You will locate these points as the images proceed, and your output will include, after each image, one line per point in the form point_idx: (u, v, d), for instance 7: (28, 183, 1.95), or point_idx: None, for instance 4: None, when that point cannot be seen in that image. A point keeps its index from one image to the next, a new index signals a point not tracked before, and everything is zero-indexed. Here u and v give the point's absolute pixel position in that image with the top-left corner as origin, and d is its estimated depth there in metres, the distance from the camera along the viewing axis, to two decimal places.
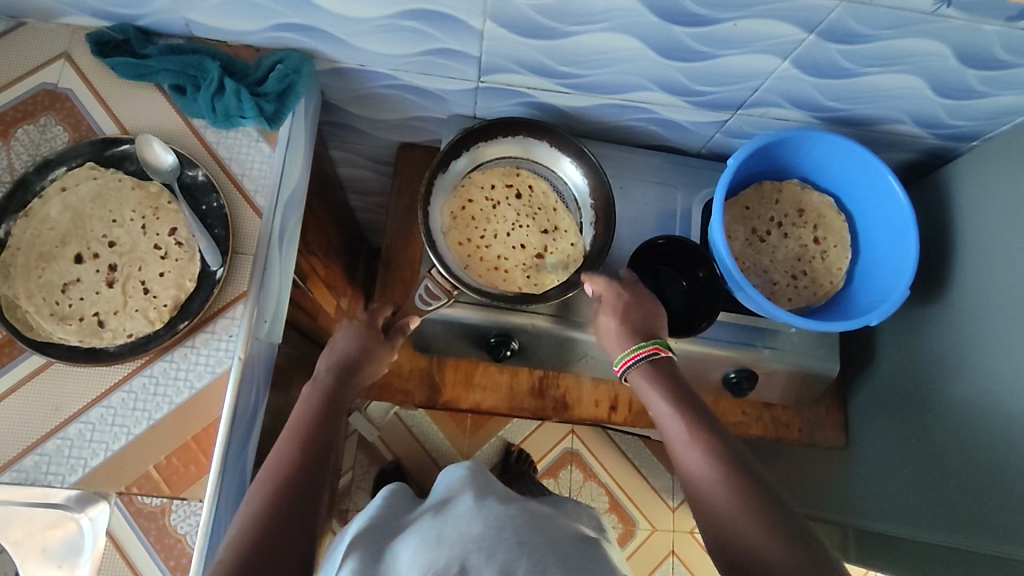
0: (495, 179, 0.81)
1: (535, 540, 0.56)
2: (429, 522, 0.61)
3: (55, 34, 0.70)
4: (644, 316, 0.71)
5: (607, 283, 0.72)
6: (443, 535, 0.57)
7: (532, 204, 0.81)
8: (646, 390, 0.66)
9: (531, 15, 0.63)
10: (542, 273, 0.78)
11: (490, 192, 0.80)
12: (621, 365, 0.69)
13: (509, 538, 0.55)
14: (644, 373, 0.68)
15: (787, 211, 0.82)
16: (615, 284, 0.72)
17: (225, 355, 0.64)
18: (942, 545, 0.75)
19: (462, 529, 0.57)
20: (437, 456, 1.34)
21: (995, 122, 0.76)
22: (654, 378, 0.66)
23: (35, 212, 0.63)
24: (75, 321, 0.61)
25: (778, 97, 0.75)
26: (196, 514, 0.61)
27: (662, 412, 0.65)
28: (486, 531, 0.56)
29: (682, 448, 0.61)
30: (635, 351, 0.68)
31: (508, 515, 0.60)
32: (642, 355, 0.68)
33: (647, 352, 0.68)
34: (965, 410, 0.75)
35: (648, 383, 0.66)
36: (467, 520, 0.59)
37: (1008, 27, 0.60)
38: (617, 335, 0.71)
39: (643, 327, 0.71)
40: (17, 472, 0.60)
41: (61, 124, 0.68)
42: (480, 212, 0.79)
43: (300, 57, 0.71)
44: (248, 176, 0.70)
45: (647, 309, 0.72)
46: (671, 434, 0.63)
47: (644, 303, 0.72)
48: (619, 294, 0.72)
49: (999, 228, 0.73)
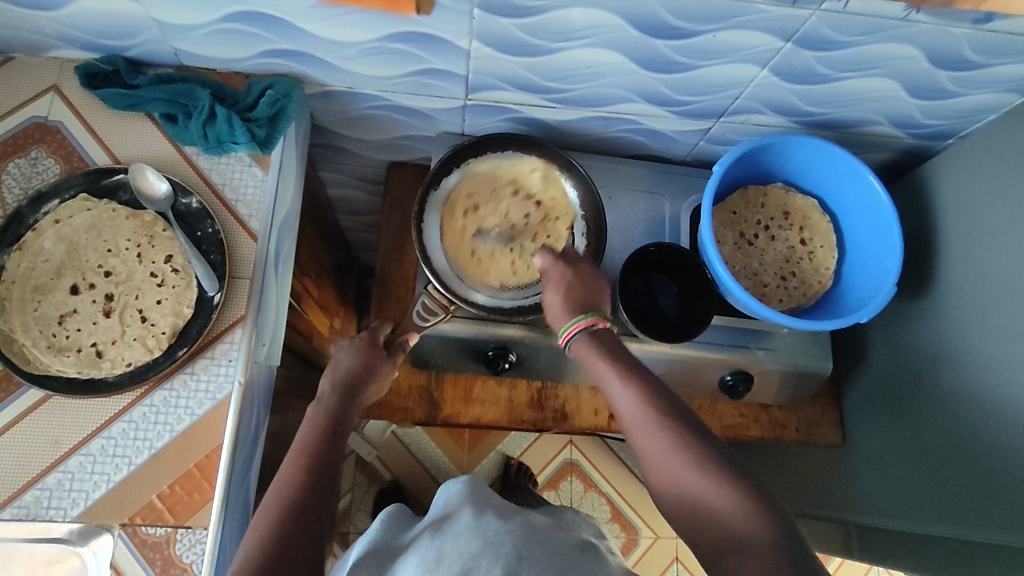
0: (449, 236, 0.79)
1: (536, 555, 0.56)
2: (429, 542, 0.60)
3: (44, 68, 0.70)
4: (588, 292, 0.69)
5: (551, 263, 0.71)
6: (442, 554, 0.57)
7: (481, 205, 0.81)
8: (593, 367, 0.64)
9: (516, 33, 0.64)
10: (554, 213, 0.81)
11: (463, 242, 0.79)
12: (564, 337, 0.67)
13: (508, 553, 0.55)
14: (591, 348, 0.65)
15: (774, 215, 0.84)
16: (558, 266, 0.71)
17: (226, 380, 0.64)
18: (941, 537, 0.76)
19: (462, 546, 0.57)
20: (436, 473, 1.33)
21: (968, 120, 0.79)
22: (597, 351, 0.64)
23: (29, 245, 0.63)
24: (73, 352, 0.61)
25: (759, 103, 0.77)
26: (201, 542, 0.61)
27: (630, 407, 0.60)
28: (485, 548, 0.56)
29: (654, 438, 0.58)
30: (572, 325, 0.66)
31: (507, 529, 0.59)
32: (578, 329, 0.66)
33: (588, 323, 0.66)
34: (956, 403, 0.76)
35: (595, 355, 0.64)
36: (466, 537, 0.59)
37: (976, 29, 0.62)
38: (558, 308, 0.69)
39: (583, 303, 0.68)
40: (18, 509, 0.59)
41: (52, 157, 0.68)
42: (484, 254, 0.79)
43: (289, 81, 0.72)
44: (242, 201, 0.70)
45: (589, 287, 0.70)
46: (633, 427, 0.60)
47: (591, 279, 0.71)
48: (563, 272, 0.70)
49: (978, 224, 0.75)
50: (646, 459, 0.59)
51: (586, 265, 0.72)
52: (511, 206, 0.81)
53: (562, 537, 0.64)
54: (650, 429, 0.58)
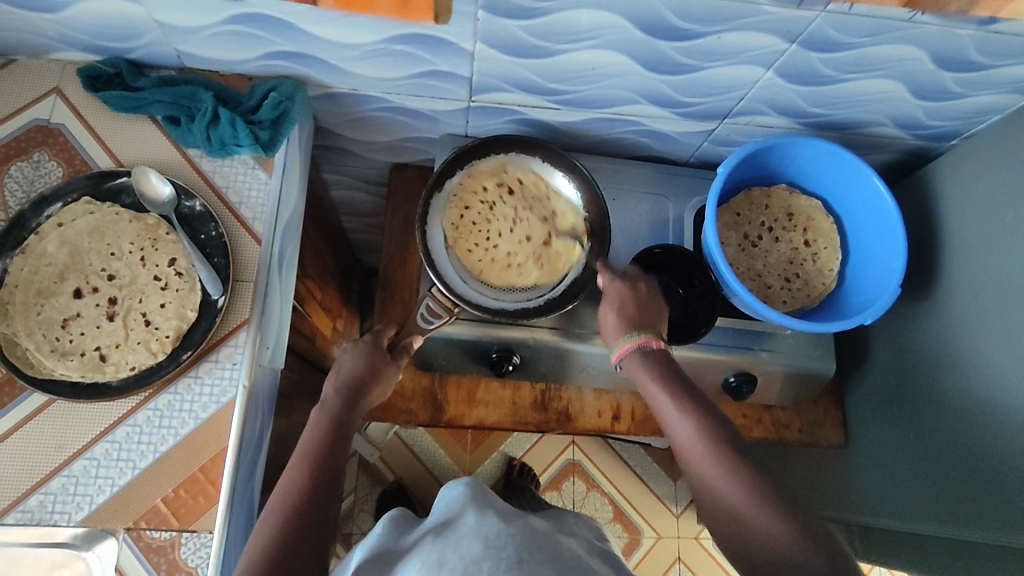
0: (484, 180, 0.81)
1: (537, 557, 0.56)
2: (431, 546, 0.60)
3: (46, 70, 0.70)
4: (643, 313, 0.70)
5: (609, 280, 0.72)
6: (445, 558, 0.57)
7: (525, 197, 0.81)
8: (648, 386, 0.65)
9: (521, 35, 0.64)
10: (554, 263, 0.79)
11: (484, 195, 0.80)
12: (616, 355, 0.69)
13: (510, 556, 0.55)
14: (645, 370, 0.66)
15: (777, 216, 0.84)
16: (616, 283, 0.72)
17: (230, 384, 0.64)
18: (942, 537, 0.76)
19: (463, 549, 0.57)
20: (439, 474, 1.33)
21: (972, 121, 0.79)
22: (654, 372, 0.65)
23: (32, 249, 0.63)
24: (77, 356, 0.61)
25: (763, 105, 0.77)
26: (206, 546, 0.61)
27: (683, 432, 0.61)
28: (487, 551, 0.56)
29: (707, 464, 0.59)
30: (626, 343, 0.68)
31: (509, 533, 0.60)
32: (629, 348, 0.68)
33: (637, 343, 0.68)
34: (960, 404, 0.76)
35: (649, 377, 0.65)
36: (467, 541, 0.59)
37: (981, 31, 0.62)
38: (614, 326, 0.70)
39: (639, 321, 0.69)
40: (22, 513, 0.59)
41: (54, 160, 0.68)
42: (480, 218, 0.80)
43: (292, 84, 0.72)
44: (245, 204, 0.70)
45: (647, 306, 0.71)
46: (691, 457, 0.60)
47: (649, 299, 0.71)
48: (621, 289, 0.71)
49: (982, 225, 0.75)
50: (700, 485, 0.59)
51: (647, 284, 0.72)
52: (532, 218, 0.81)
53: (567, 542, 0.64)
54: (702, 455, 0.59)
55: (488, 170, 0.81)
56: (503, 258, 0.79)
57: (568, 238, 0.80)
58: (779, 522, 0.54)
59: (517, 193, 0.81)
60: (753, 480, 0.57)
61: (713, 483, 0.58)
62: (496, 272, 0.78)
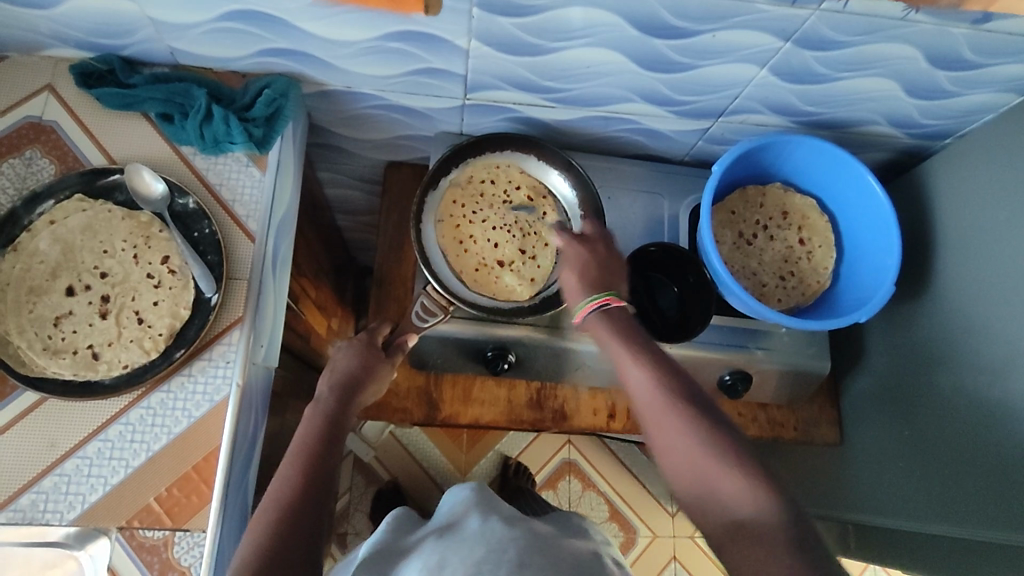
0: (524, 183, 0.82)
1: (537, 562, 0.56)
2: (433, 547, 0.60)
3: (38, 67, 0.70)
4: (603, 273, 0.68)
5: (569, 244, 0.71)
6: (446, 560, 0.57)
7: (533, 225, 0.81)
8: (608, 344, 0.63)
9: (515, 32, 0.64)
10: (493, 281, 0.78)
11: (511, 191, 0.82)
12: (580, 315, 0.66)
13: (511, 560, 0.55)
14: (607, 328, 0.64)
15: (772, 214, 0.84)
16: (577, 246, 0.71)
17: (223, 382, 0.64)
18: (936, 535, 0.77)
19: (465, 552, 0.57)
20: (435, 473, 1.33)
21: (966, 119, 0.79)
22: (613, 330, 0.63)
23: (23, 246, 0.63)
24: (69, 354, 0.61)
25: (758, 103, 0.77)
26: (199, 545, 0.60)
27: (645, 394, 0.59)
28: (488, 554, 0.56)
29: (668, 427, 0.56)
30: (589, 302, 0.65)
31: (511, 537, 0.60)
32: (592, 307, 0.65)
33: (596, 304, 0.65)
34: (954, 402, 0.76)
35: (615, 340, 0.63)
36: (469, 544, 0.58)
37: (975, 29, 0.62)
38: (576, 289, 0.68)
39: (600, 283, 0.67)
40: (14, 512, 0.58)
41: (46, 157, 0.68)
42: (487, 199, 0.81)
43: (286, 81, 0.71)
44: (239, 201, 0.70)
45: (606, 269, 0.69)
46: (648, 413, 0.58)
47: (609, 259, 0.70)
48: (583, 252, 0.70)
49: (976, 224, 0.75)
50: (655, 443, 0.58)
51: (606, 248, 0.72)
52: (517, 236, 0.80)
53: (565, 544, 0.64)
54: (663, 415, 0.57)
55: (530, 179, 0.82)
56: (455, 228, 0.79)
57: (519, 273, 0.79)
58: (748, 486, 0.51)
59: (533, 216, 0.81)
60: (713, 435, 0.55)
61: (670, 441, 0.56)
62: (443, 232, 0.79)
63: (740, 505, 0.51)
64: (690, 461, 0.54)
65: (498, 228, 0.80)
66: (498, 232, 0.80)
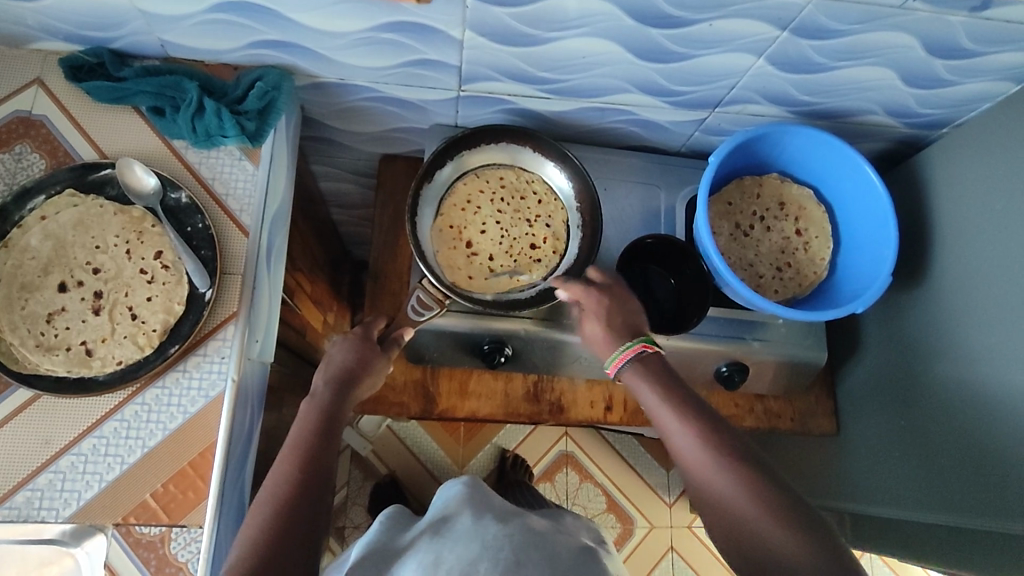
0: (553, 224, 0.81)
1: (534, 559, 0.57)
2: (427, 546, 0.61)
3: (26, 60, 0.69)
4: (625, 317, 0.70)
5: (584, 292, 0.71)
6: (441, 558, 0.58)
7: (524, 255, 0.79)
8: (642, 391, 0.65)
9: (510, 22, 0.63)
10: (451, 251, 0.78)
11: (540, 220, 0.81)
12: (612, 368, 0.68)
13: (507, 556, 0.57)
14: (638, 376, 0.66)
15: (769, 205, 0.84)
16: (593, 293, 0.70)
17: (219, 377, 0.63)
18: (930, 524, 0.77)
19: (460, 550, 0.58)
20: (433, 467, 1.33)
21: (964, 108, 0.79)
22: (649, 377, 0.65)
23: (15, 242, 0.62)
24: (62, 351, 0.60)
25: (755, 93, 0.76)
26: (197, 541, 0.60)
27: (684, 444, 0.60)
28: (484, 552, 0.57)
29: (715, 478, 0.58)
30: (622, 352, 0.67)
31: (506, 534, 0.61)
32: (628, 356, 0.66)
33: (635, 351, 0.66)
34: (952, 392, 0.76)
35: (647, 385, 0.64)
36: (464, 542, 0.60)
37: (972, 17, 0.62)
38: (606, 341, 0.69)
39: (626, 330, 0.69)
40: (9, 510, 0.58)
41: (36, 152, 0.67)
42: (519, 207, 0.81)
43: (279, 73, 0.71)
44: (233, 195, 0.69)
45: (625, 309, 0.71)
46: (689, 461, 0.60)
47: (622, 296, 0.71)
48: (600, 300, 0.70)
49: (972, 214, 0.75)
50: (701, 496, 0.59)
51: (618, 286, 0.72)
52: (499, 250, 0.79)
53: (561, 540, 0.65)
54: (709, 468, 0.58)
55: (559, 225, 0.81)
56: (468, 192, 0.80)
57: (466, 266, 0.78)
58: (794, 536, 0.53)
59: (535, 248, 0.80)
60: (756, 485, 0.56)
61: (717, 492, 0.57)
62: (464, 184, 0.81)
63: (785, 555, 0.52)
64: (733, 511, 0.56)
65: (501, 228, 0.80)
66: (493, 233, 0.80)
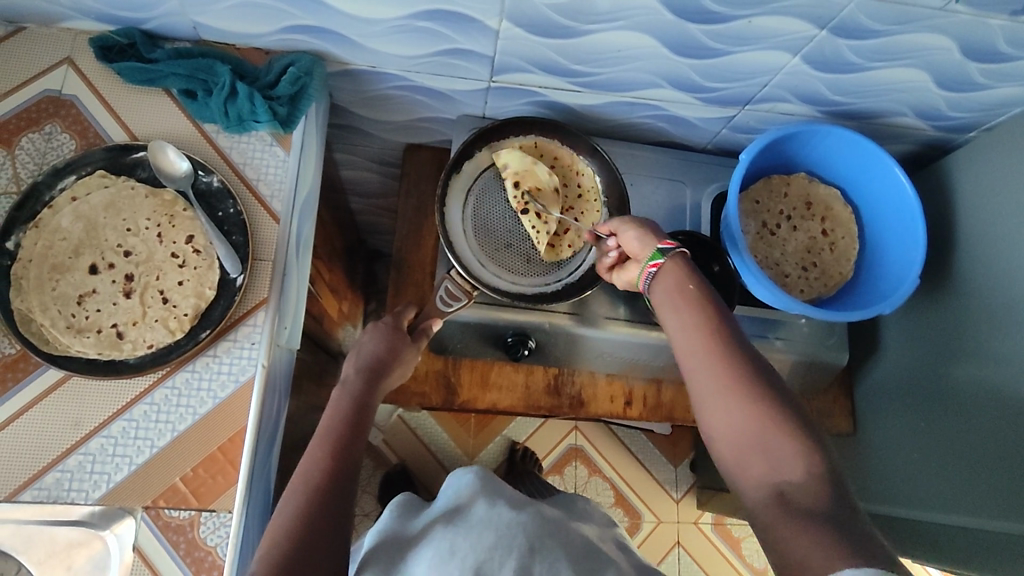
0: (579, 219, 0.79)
1: (547, 546, 0.60)
2: (443, 533, 0.61)
3: (57, 39, 0.68)
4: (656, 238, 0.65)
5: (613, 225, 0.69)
6: (456, 546, 0.58)
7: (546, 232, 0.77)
8: (667, 304, 0.60)
9: (548, 13, 0.63)
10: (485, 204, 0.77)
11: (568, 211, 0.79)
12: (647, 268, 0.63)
13: (520, 543, 0.59)
14: (670, 284, 0.61)
15: (796, 204, 0.84)
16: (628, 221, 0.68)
17: (249, 363, 0.63)
18: (946, 524, 0.78)
19: (474, 539, 0.59)
20: (442, 457, 1.34)
21: (993, 113, 0.79)
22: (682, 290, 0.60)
23: (45, 223, 0.62)
24: (93, 333, 0.60)
25: (786, 92, 0.76)
26: (225, 526, 0.60)
27: (702, 365, 0.56)
28: (498, 539, 0.59)
29: (724, 404, 0.53)
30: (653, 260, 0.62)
31: (519, 522, 0.62)
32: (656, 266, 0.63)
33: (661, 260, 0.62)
34: (973, 396, 0.77)
35: (675, 299, 0.59)
36: (478, 531, 0.60)
37: (1012, 21, 0.62)
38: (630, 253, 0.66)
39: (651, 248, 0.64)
40: (40, 491, 0.58)
41: (66, 132, 0.66)
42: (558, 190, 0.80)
43: (311, 59, 0.70)
44: (264, 181, 0.69)
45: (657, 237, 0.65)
46: (702, 382, 0.55)
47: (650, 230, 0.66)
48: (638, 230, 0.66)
49: (998, 218, 0.75)
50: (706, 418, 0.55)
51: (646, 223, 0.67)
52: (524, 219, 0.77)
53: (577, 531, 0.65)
54: (720, 391, 0.54)
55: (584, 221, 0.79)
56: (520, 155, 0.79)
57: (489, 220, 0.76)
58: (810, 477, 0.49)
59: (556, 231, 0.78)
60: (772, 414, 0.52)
61: (727, 418, 0.53)
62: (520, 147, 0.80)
63: (798, 495, 0.48)
64: (746, 443, 0.52)
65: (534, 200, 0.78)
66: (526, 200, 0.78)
